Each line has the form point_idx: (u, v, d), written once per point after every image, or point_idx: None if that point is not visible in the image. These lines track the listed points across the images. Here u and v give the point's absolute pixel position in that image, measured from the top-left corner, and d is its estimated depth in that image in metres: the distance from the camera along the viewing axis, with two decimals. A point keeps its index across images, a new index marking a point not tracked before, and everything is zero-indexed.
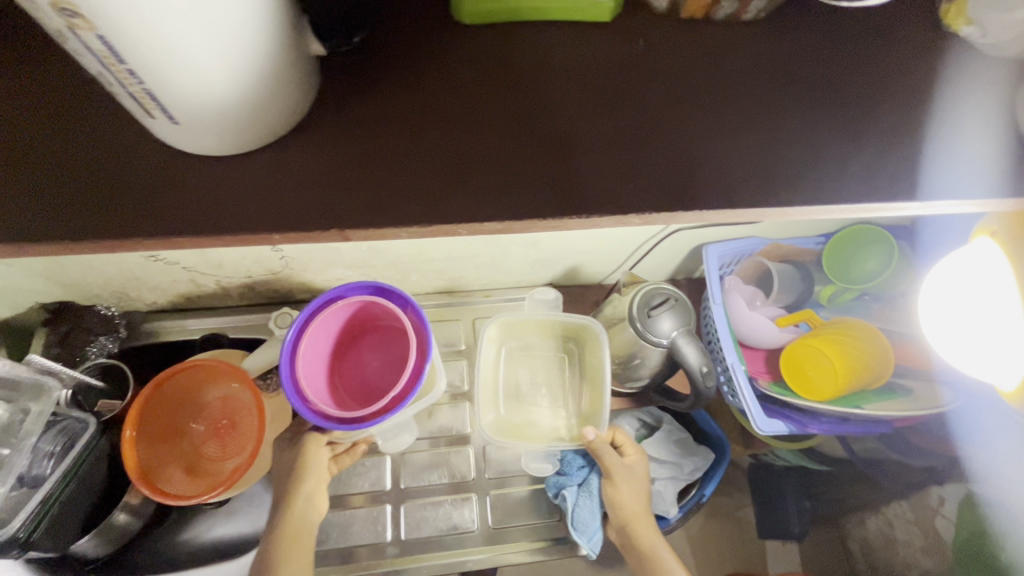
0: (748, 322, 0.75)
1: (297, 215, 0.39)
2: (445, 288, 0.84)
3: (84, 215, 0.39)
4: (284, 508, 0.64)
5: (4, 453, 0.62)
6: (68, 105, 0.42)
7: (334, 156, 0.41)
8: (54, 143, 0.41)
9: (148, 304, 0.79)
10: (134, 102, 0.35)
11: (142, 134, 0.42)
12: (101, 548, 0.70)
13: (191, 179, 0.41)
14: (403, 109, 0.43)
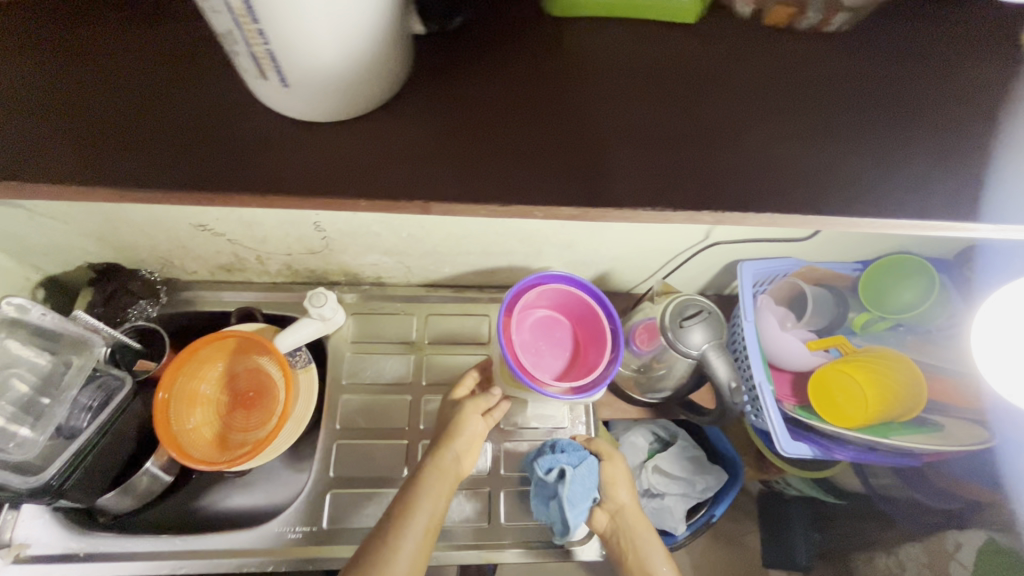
0: (779, 342, 0.75)
1: (385, 186, 0.41)
2: (475, 282, 0.85)
3: (169, 167, 0.41)
4: (435, 455, 0.69)
5: (45, 402, 0.66)
6: (171, 69, 0.45)
7: (419, 132, 0.43)
8: (149, 105, 0.44)
9: (188, 274, 0.81)
10: (253, 62, 0.36)
11: (232, 103, 0.44)
12: (124, 503, 0.71)
13: (276, 146, 0.42)
14: (472, 98, 0.44)
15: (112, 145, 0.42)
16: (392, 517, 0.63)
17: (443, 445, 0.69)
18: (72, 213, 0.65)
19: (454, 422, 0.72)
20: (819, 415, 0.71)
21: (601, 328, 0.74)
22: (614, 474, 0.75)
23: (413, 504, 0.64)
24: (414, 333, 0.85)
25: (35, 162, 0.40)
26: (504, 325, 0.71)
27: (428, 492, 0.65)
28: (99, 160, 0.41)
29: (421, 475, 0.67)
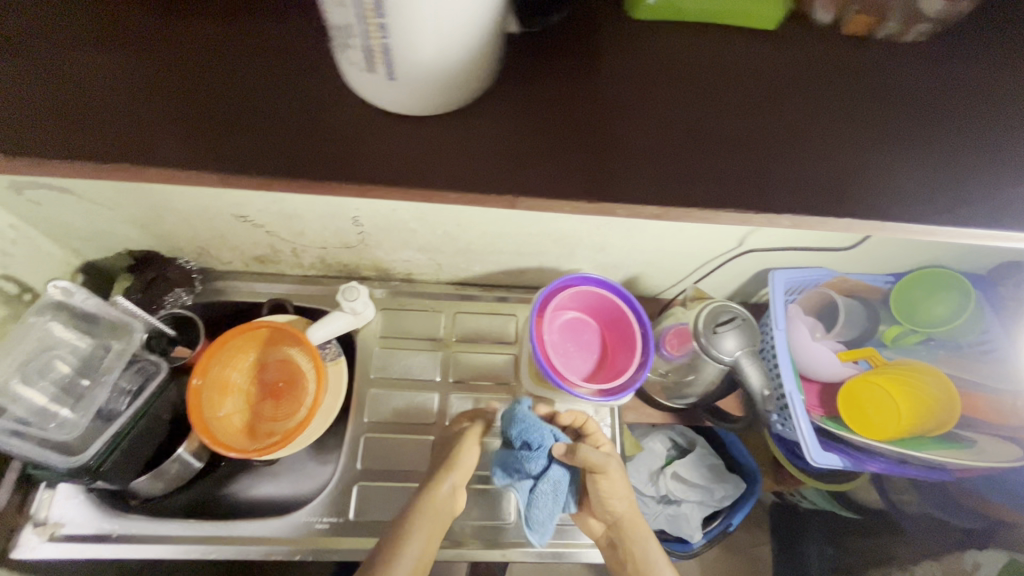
0: (809, 352, 0.74)
1: (482, 180, 0.43)
2: (504, 281, 0.86)
3: (247, 160, 0.44)
4: (430, 490, 0.67)
5: (85, 384, 0.67)
6: (278, 61, 0.48)
7: (508, 130, 0.45)
8: (254, 94, 0.46)
9: (223, 264, 0.82)
10: (364, 54, 0.38)
11: (331, 93, 0.47)
12: (155, 488, 0.72)
13: (366, 142, 0.45)
14: (535, 101, 0.46)
15: (223, 132, 0.44)
16: (382, 555, 0.63)
17: (439, 479, 0.68)
18: (118, 201, 0.67)
19: (454, 455, 0.70)
20: (846, 425, 0.71)
21: (631, 333, 0.74)
22: (611, 487, 0.69)
23: (403, 543, 0.63)
24: (442, 330, 0.85)
25: (122, 142, 0.43)
26: (534, 326, 0.72)
27: (416, 531, 0.64)
28: (194, 146, 0.43)
29: (412, 512, 0.66)
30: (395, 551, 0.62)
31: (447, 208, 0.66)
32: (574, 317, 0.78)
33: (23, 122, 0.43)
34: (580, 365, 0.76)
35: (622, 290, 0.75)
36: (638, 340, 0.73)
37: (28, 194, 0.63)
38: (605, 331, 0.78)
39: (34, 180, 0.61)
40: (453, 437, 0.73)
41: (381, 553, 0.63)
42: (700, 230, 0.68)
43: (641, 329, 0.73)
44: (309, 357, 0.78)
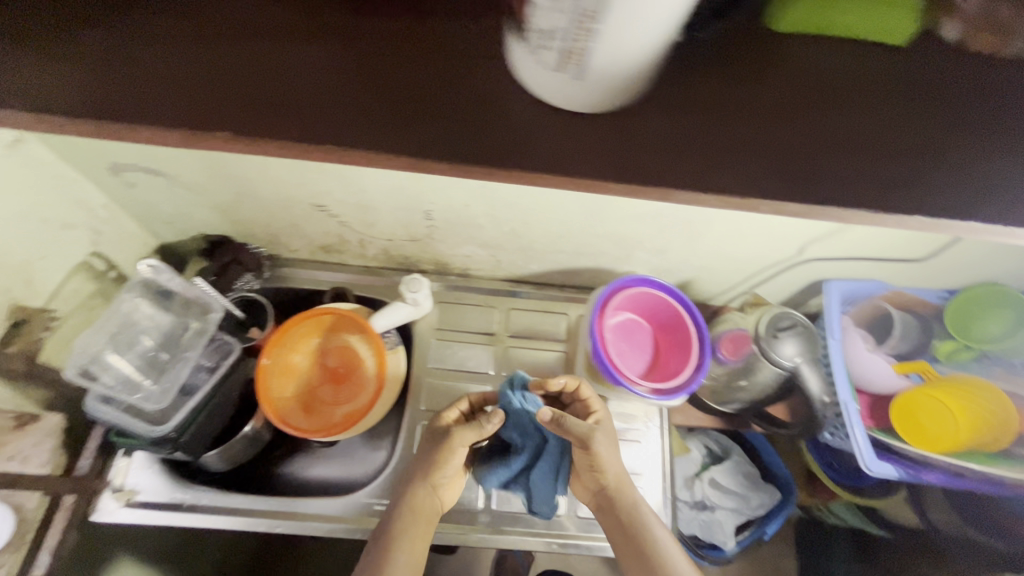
0: (865, 362, 0.75)
1: (634, 172, 0.40)
2: (557, 280, 0.88)
3: (393, 138, 0.40)
4: (409, 499, 0.70)
5: (166, 359, 0.71)
6: (414, 38, 0.44)
7: (673, 131, 0.42)
8: (391, 70, 0.43)
9: (289, 252, 0.85)
10: (561, 55, 0.36)
11: (474, 74, 0.43)
12: (220, 464, 0.75)
13: (520, 129, 0.42)
14: (695, 89, 0.43)
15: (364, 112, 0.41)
16: (375, 562, 0.66)
17: (419, 487, 0.70)
18: (205, 186, 0.70)
19: (430, 460, 0.71)
20: (898, 434, 0.73)
21: (685, 335, 0.76)
22: (604, 457, 0.70)
23: (392, 552, 0.66)
24: (495, 325, 0.88)
25: (241, 114, 0.40)
26: (594, 323, 0.74)
27: (401, 542, 0.67)
28: (337, 125, 0.40)
29: (395, 521, 0.68)
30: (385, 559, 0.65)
31: (518, 205, 0.68)
32: (628, 318, 0.80)
33: (140, 87, 0.40)
34: (633, 365, 0.78)
35: (680, 295, 0.77)
36: (694, 344, 0.75)
37: (125, 174, 0.66)
38: (657, 333, 0.80)
39: (132, 161, 0.63)
40: (427, 444, 0.73)
41: (372, 559, 0.66)
42: (764, 237, 0.70)
43: (699, 334, 0.75)
44: (371, 344, 0.80)
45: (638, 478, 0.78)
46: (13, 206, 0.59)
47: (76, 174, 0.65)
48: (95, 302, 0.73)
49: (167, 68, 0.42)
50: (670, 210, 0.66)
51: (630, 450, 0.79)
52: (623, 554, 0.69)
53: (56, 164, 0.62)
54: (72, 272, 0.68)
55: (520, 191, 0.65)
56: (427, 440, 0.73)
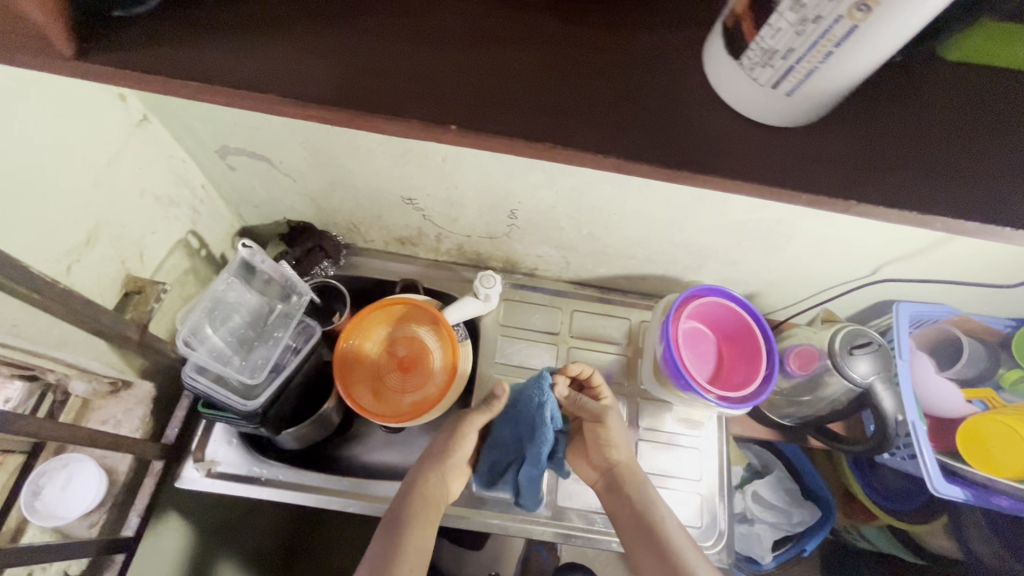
0: (932, 387, 0.76)
1: (852, 183, 0.29)
2: (621, 285, 0.89)
3: (570, 137, 0.28)
4: (421, 485, 0.69)
5: (253, 338, 0.74)
6: (579, 8, 0.31)
7: (875, 152, 0.30)
8: (555, 51, 0.30)
9: (364, 241, 0.88)
10: (777, 72, 0.26)
11: (663, 66, 0.30)
12: (293, 442, 0.77)
13: (706, 120, 0.29)
14: (950, 99, 0.31)
15: (521, 100, 0.28)
16: (387, 545, 0.64)
17: (433, 475, 0.70)
18: (302, 173, 0.72)
19: (446, 447, 0.72)
20: (966, 460, 0.72)
21: (756, 347, 0.77)
22: (615, 434, 0.72)
23: (405, 534, 0.65)
24: (559, 325, 0.89)
25: (349, 93, 0.28)
26: (666, 324, 0.75)
27: (414, 525, 0.65)
28: (493, 123, 0.28)
29: (406, 506, 0.67)
30: (399, 541, 0.64)
31: (605, 210, 0.70)
32: (698, 325, 0.81)
33: (205, 53, 0.28)
34: (699, 372, 0.78)
35: (751, 308, 0.78)
36: (764, 357, 0.76)
37: (230, 159, 0.68)
38: (724, 343, 0.81)
39: (242, 146, 0.66)
40: (443, 434, 0.74)
41: (384, 542, 0.64)
42: (844, 255, 0.71)
43: (768, 347, 0.76)
44: (441, 332, 0.81)
45: (698, 483, 0.80)
46: (135, 182, 0.62)
47: (185, 156, 0.68)
48: (187, 279, 0.76)
49: (244, 23, 0.29)
50: (756, 224, 0.68)
51: (689, 456, 0.81)
52: (633, 540, 0.67)
53: (172, 145, 0.65)
54: (172, 248, 0.71)
55: (612, 197, 0.67)
56: (444, 432, 0.74)
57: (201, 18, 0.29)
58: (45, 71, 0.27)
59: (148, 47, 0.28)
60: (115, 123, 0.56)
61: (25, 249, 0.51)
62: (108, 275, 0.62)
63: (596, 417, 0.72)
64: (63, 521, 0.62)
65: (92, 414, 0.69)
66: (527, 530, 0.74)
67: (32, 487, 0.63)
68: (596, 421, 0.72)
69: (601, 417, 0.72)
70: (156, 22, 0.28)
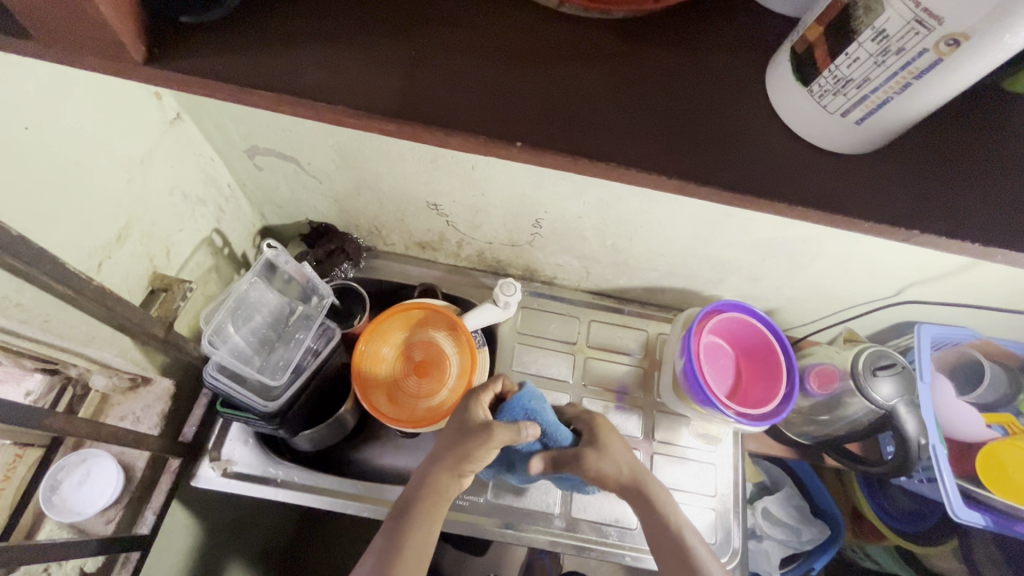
0: (953, 410, 0.76)
1: (911, 213, 0.29)
2: (640, 297, 0.89)
3: (636, 157, 0.28)
4: (433, 483, 0.61)
5: (275, 339, 0.74)
6: (647, 29, 0.31)
7: (933, 183, 0.30)
8: (623, 70, 0.30)
9: (385, 244, 0.87)
10: (848, 100, 0.26)
11: (730, 90, 0.30)
12: (308, 444, 0.76)
13: (767, 145, 0.29)
14: (1009, 132, 0.31)
15: (589, 118, 0.28)
16: (389, 547, 0.57)
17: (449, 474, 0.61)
18: (328, 176, 0.71)
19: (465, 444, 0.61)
20: (986, 484, 0.71)
21: (776, 364, 0.76)
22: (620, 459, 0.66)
23: (409, 537, 0.58)
24: (577, 335, 0.88)
25: (418, 104, 0.28)
26: (688, 335, 0.75)
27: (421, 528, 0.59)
28: (560, 140, 0.28)
29: (418, 505, 0.60)
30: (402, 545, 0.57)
31: (632, 222, 0.69)
32: (717, 339, 0.81)
33: (279, 61, 0.28)
34: (719, 386, 0.78)
35: (772, 324, 0.78)
36: (784, 374, 0.76)
37: (259, 159, 0.68)
38: (742, 359, 0.80)
39: (272, 147, 0.66)
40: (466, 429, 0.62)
41: (385, 542, 0.58)
42: (870, 276, 0.70)
43: (788, 365, 0.76)
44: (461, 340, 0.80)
45: (712, 499, 0.79)
46: (165, 179, 0.62)
47: (214, 155, 0.68)
48: (209, 277, 0.76)
49: (315, 31, 0.29)
50: (783, 241, 0.67)
51: (704, 471, 0.81)
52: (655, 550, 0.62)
53: (202, 144, 0.65)
54: (197, 247, 0.72)
55: (640, 210, 0.66)
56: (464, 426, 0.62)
57: (272, 28, 0.29)
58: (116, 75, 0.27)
59: (219, 55, 0.28)
60: (149, 120, 0.57)
61: (60, 244, 0.51)
62: (136, 272, 0.62)
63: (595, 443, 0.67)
64: (79, 517, 0.62)
65: (112, 410, 0.69)
66: (542, 539, 0.74)
67: (49, 481, 0.63)
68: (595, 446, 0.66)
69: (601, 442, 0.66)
70: (228, 32, 0.29)
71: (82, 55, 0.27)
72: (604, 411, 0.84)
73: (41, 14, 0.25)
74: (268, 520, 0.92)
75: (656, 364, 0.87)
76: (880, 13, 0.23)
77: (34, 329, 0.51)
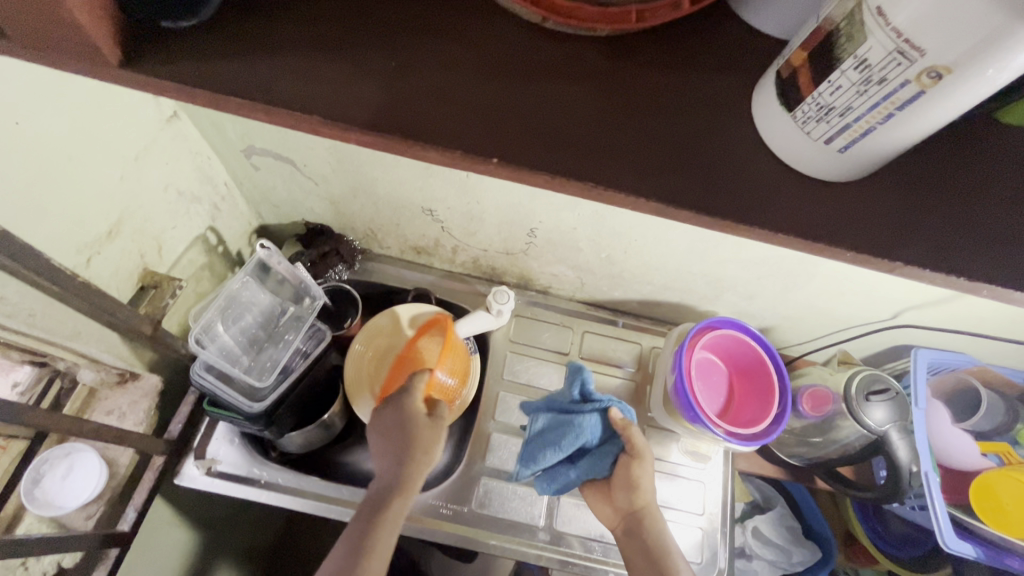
0: (947, 438, 0.74)
1: (895, 243, 0.28)
2: (635, 310, 0.88)
3: (617, 179, 0.27)
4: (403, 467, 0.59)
5: (265, 340, 0.74)
6: (637, 48, 0.31)
7: (918, 212, 0.29)
8: (610, 90, 0.29)
9: (379, 248, 0.87)
10: (832, 127, 0.25)
11: (717, 113, 0.30)
12: (296, 446, 0.75)
13: (752, 170, 0.29)
14: (999, 164, 0.31)
15: (572, 138, 0.28)
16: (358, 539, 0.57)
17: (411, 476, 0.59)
18: (323, 177, 0.71)
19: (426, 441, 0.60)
20: (977, 515, 0.70)
21: (769, 383, 0.75)
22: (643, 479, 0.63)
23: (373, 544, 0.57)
24: (570, 345, 0.87)
25: (398, 118, 0.28)
26: (679, 352, 0.75)
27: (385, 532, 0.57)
28: (540, 158, 0.27)
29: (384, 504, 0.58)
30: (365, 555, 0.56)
31: (626, 235, 0.69)
32: (712, 357, 0.80)
33: (259, 69, 0.28)
34: (710, 405, 0.77)
35: (768, 343, 0.76)
36: (777, 395, 0.74)
37: (255, 159, 0.68)
38: (735, 377, 0.79)
39: (268, 147, 0.65)
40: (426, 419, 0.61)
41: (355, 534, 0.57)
42: (866, 298, 0.70)
43: (782, 385, 0.75)
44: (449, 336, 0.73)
45: (700, 517, 0.78)
46: (159, 176, 0.62)
47: (210, 153, 0.68)
48: (202, 274, 0.76)
49: (298, 40, 0.29)
50: (779, 259, 0.67)
51: (692, 488, 0.80)
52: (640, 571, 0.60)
53: (199, 142, 0.65)
54: (190, 244, 0.72)
55: (633, 223, 0.66)
56: (423, 422, 0.61)
57: (254, 34, 0.29)
58: (94, 77, 0.27)
59: (197, 61, 0.28)
60: (144, 117, 0.57)
61: (48, 240, 0.51)
62: (125, 268, 0.62)
63: (628, 458, 0.63)
64: (59, 511, 0.62)
65: (98, 405, 0.68)
66: (524, 552, 0.73)
67: (32, 475, 0.63)
68: (626, 461, 0.63)
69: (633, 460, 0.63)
70: (207, 36, 0.28)
71: (56, 55, 0.26)
72: None
73: (13, 12, 0.24)
74: (252, 520, 0.92)
75: (648, 378, 0.87)
76: (862, 42, 0.22)
77: (18, 323, 0.51)
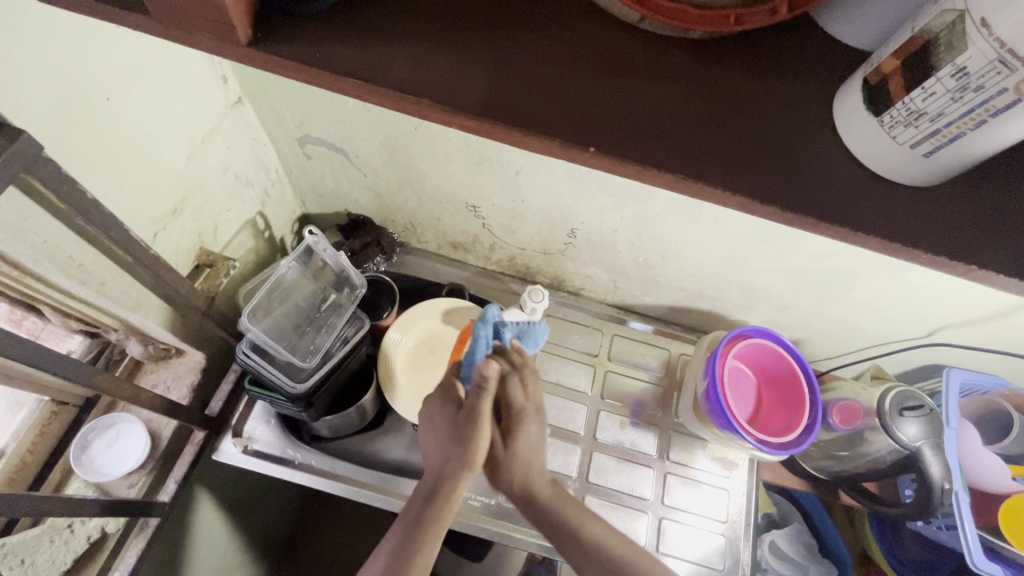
0: (976, 457, 0.73)
1: (973, 249, 0.29)
2: (667, 315, 0.89)
3: (706, 173, 0.29)
4: (465, 455, 0.52)
5: (308, 326, 0.76)
6: (726, 52, 0.32)
7: (992, 222, 0.30)
8: (701, 89, 0.31)
9: (418, 241, 0.89)
10: (920, 133, 0.27)
11: (800, 118, 0.31)
12: (327, 428, 0.73)
13: (834, 172, 0.30)
14: None
15: (665, 131, 0.29)
16: (414, 526, 0.52)
17: (459, 475, 0.52)
18: (373, 169, 0.73)
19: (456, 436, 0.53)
20: (1006, 536, 0.69)
21: (799, 394, 0.76)
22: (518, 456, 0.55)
23: (427, 532, 0.52)
24: (599, 348, 0.88)
25: (503, 104, 0.29)
26: (713, 356, 0.76)
27: (431, 536, 0.52)
28: (637, 150, 0.29)
29: (444, 487, 0.52)
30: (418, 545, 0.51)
31: (667, 239, 0.70)
32: (746, 367, 0.80)
33: (374, 54, 0.30)
34: (739, 413, 0.77)
35: (801, 356, 0.77)
36: (808, 410, 0.75)
37: (309, 148, 0.70)
38: (765, 388, 0.79)
39: (324, 137, 0.68)
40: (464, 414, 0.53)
41: (411, 521, 0.53)
42: (904, 313, 0.70)
43: (814, 400, 0.75)
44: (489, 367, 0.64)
45: (722, 524, 0.78)
46: (220, 159, 0.64)
47: (267, 140, 0.70)
48: (248, 258, 0.78)
49: (408, 29, 0.31)
50: (818, 270, 0.67)
51: (716, 496, 0.80)
52: None
53: (258, 129, 0.68)
54: (241, 227, 0.74)
55: (676, 228, 0.67)
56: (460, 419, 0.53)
57: (368, 25, 0.31)
58: (223, 56, 0.29)
59: (316, 45, 0.30)
60: (214, 101, 0.59)
61: (125, 213, 0.54)
62: (184, 246, 0.64)
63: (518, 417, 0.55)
64: (104, 478, 0.64)
65: (144, 376, 0.71)
66: (546, 547, 0.74)
67: (80, 441, 0.65)
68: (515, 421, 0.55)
69: (514, 419, 0.55)
70: (324, 23, 0.30)
71: (188, 32, 0.29)
72: (622, 427, 0.83)
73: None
74: (270, 504, 0.93)
75: (675, 384, 0.87)
76: (962, 50, 0.23)
77: (91, 290, 0.53)
